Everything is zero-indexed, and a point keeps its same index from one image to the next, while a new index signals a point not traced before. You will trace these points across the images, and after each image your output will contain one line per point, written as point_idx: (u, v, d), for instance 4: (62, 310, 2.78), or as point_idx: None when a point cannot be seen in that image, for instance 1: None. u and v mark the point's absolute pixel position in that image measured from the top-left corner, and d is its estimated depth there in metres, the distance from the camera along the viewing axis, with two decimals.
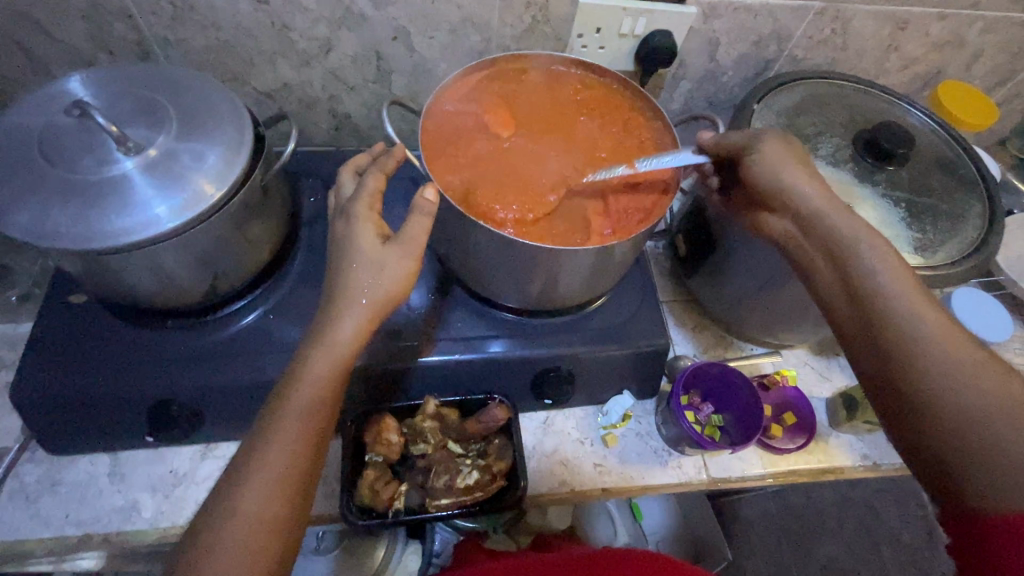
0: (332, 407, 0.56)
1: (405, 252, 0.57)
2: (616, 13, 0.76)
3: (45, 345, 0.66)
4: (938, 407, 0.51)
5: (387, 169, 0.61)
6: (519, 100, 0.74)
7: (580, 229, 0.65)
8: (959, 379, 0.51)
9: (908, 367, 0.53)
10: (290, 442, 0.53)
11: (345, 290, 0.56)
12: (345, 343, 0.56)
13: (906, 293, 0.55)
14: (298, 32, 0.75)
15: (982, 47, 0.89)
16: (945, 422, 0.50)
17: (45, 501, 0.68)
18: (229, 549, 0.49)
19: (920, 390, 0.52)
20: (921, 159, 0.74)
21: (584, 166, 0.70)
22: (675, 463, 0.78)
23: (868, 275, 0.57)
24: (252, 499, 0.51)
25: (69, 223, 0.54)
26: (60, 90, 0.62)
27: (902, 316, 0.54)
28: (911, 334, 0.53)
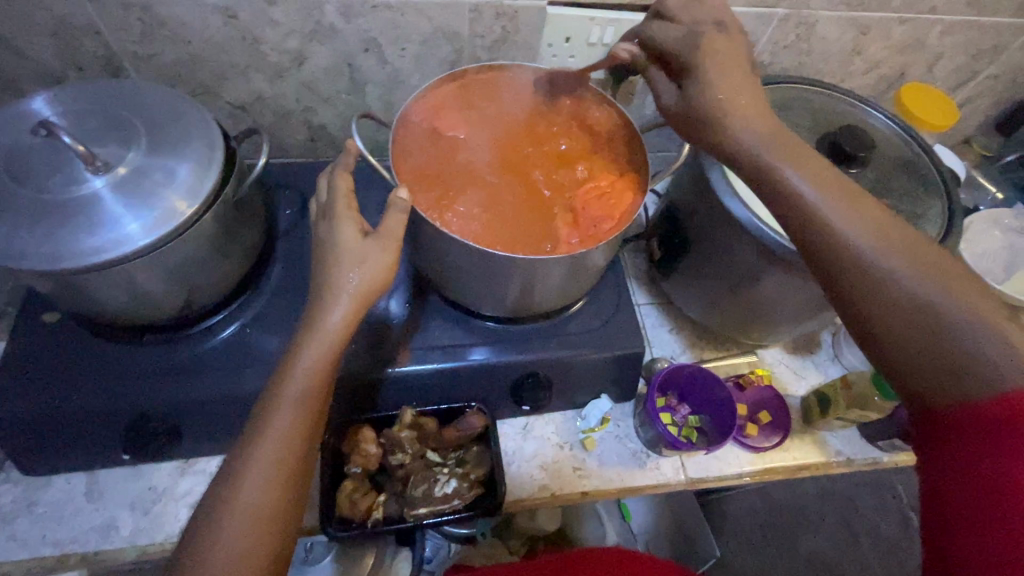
0: (322, 394, 0.57)
1: (385, 245, 0.58)
2: (584, 22, 0.77)
3: (16, 365, 0.66)
4: (886, 311, 0.48)
5: (350, 166, 0.61)
6: (484, 109, 0.74)
7: (548, 237, 0.67)
8: (899, 277, 0.48)
9: (849, 278, 0.50)
10: (285, 430, 0.55)
11: (331, 282, 0.57)
12: (335, 331, 0.56)
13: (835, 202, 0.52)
14: (269, 45, 0.75)
15: (942, 49, 0.91)
16: (895, 324, 0.48)
17: (22, 522, 0.68)
18: (233, 534, 0.51)
19: (865, 297, 0.49)
20: (883, 161, 0.76)
21: (549, 176, 0.71)
22: (653, 464, 0.79)
23: (797, 194, 0.53)
24: (251, 489, 0.52)
25: (38, 245, 0.54)
26: (26, 109, 0.61)
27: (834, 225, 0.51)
28: (845, 243, 0.51)
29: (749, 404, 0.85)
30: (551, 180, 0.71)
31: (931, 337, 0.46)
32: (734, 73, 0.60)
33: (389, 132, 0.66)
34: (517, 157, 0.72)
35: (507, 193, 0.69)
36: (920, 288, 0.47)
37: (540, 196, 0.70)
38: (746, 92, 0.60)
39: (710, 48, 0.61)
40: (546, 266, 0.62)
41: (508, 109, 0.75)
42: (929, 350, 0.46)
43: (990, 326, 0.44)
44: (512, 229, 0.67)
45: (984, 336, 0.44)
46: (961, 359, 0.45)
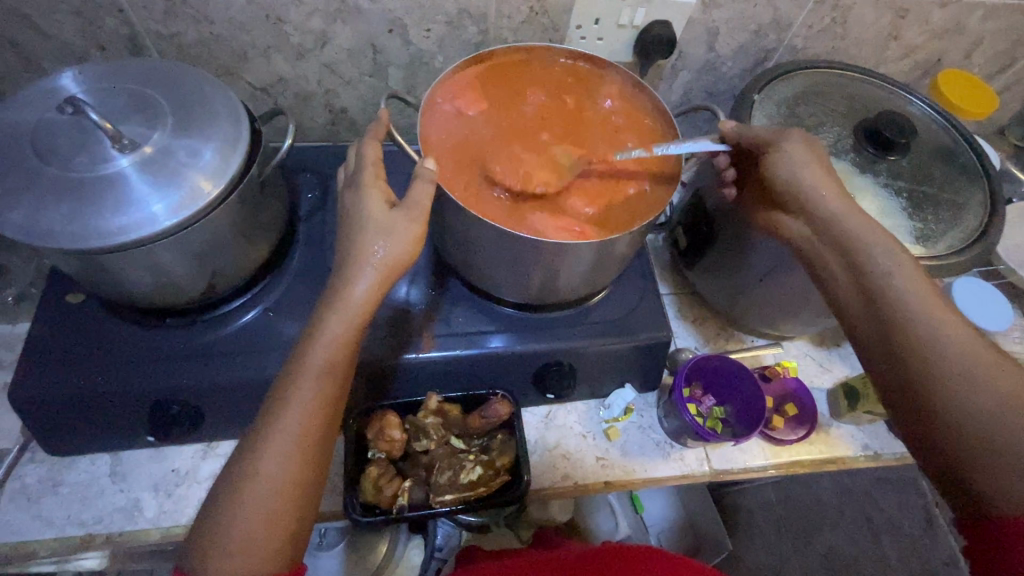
0: (344, 368, 0.57)
1: (411, 218, 0.56)
2: (614, 4, 0.75)
3: (42, 345, 0.66)
4: (957, 415, 0.53)
5: (378, 137, 0.60)
6: (501, 87, 0.73)
7: (552, 216, 0.65)
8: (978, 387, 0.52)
9: (929, 378, 0.54)
10: (306, 404, 0.55)
11: (355, 254, 0.56)
12: (358, 304, 0.56)
13: (932, 309, 0.56)
14: (292, 25, 0.74)
15: (982, 34, 0.88)
16: (963, 426, 0.52)
17: (47, 502, 0.68)
18: (256, 507, 0.52)
19: (940, 401, 0.54)
20: (923, 148, 0.74)
21: (560, 156, 0.69)
22: (677, 455, 0.78)
23: (887, 282, 0.58)
24: (271, 462, 0.53)
25: (63, 222, 0.53)
26: (52, 86, 0.61)
27: (929, 328, 0.55)
28: (934, 347, 0.55)
29: (775, 396, 0.84)
30: (562, 161, 0.69)
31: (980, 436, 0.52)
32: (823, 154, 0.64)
33: (417, 113, 0.65)
34: (531, 137, 0.71)
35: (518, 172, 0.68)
36: (995, 400, 0.52)
37: (550, 176, 0.68)
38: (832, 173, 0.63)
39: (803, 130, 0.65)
40: (573, 253, 0.60)
41: (525, 87, 0.74)
42: (996, 456, 0.51)
43: None
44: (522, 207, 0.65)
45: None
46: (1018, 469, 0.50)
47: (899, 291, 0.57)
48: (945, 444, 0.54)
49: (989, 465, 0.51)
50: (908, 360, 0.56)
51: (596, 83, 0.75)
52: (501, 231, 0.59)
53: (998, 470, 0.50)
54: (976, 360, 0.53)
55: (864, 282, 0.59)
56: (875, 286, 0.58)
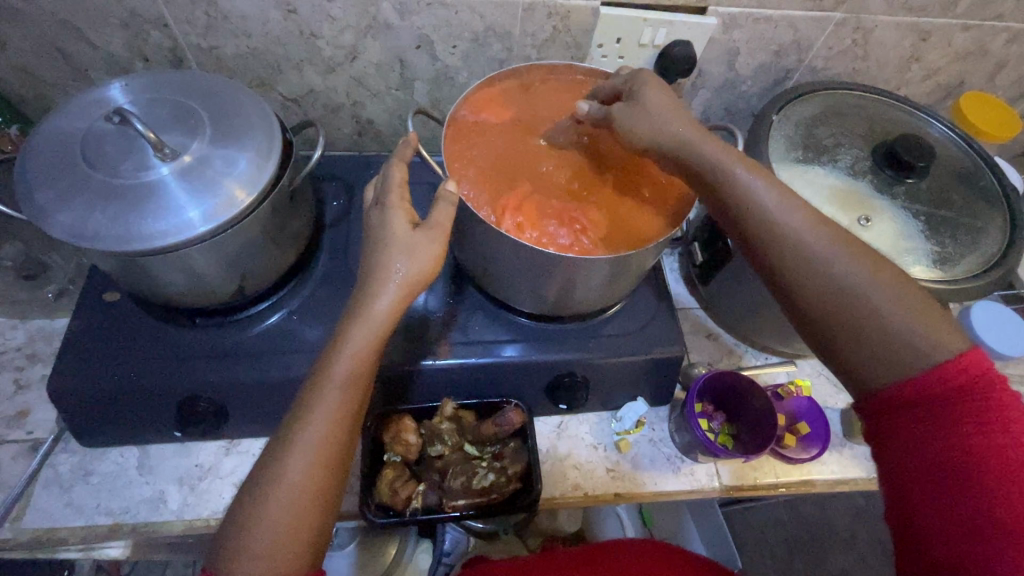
0: (365, 381, 0.59)
1: (434, 238, 0.59)
2: (636, 24, 0.77)
3: (79, 340, 0.69)
4: (826, 305, 0.55)
5: (407, 156, 0.63)
6: (523, 110, 0.75)
7: (541, 230, 0.66)
8: (836, 271, 0.54)
9: (793, 275, 0.56)
10: (327, 416, 0.57)
11: (380, 270, 0.58)
12: (382, 320, 0.58)
13: (777, 206, 0.57)
14: (325, 40, 0.77)
15: (1007, 57, 0.88)
16: (837, 317, 0.54)
17: (78, 490, 0.71)
18: (278, 510, 0.54)
19: (807, 295, 0.56)
20: (943, 171, 0.74)
21: (569, 174, 0.71)
22: (688, 470, 0.79)
23: (744, 194, 0.58)
24: (294, 471, 0.55)
25: (107, 226, 0.56)
26: (102, 97, 0.64)
27: (780, 227, 0.56)
28: (787, 245, 0.56)
29: (788, 414, 0.84)
30: (563, 175, 0.71)
31: (849, 315, 0.54)
32: (661, 95, 0.63)
33: (442, 128, 0.68)
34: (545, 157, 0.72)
35: (525, 189, 0.69)
36: (853, 278, 0.54)
37: (551, 192, 0.69)
38: (674, 106, 0.63)
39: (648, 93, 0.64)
40: (590, 268, 0.61)
41: (546, 111, 0.75)
42: (864, 334, 0.53)
43: (899, 306, 0.53)
44: (520, 218, 0.67)
45: (893, 316, 0.52)
46: (887, 339, 0.52)
47: (758, 200, 0.57)
48: (822, 334, 0.56)
49: (864, 344, 0.53)
50: (778, 268, 0.57)
51: None
52: (521, 246, 0.61)
53: (870, 347, 0.53)
54: (827, 244, 0.55)
55: (725, 201, 0.60)
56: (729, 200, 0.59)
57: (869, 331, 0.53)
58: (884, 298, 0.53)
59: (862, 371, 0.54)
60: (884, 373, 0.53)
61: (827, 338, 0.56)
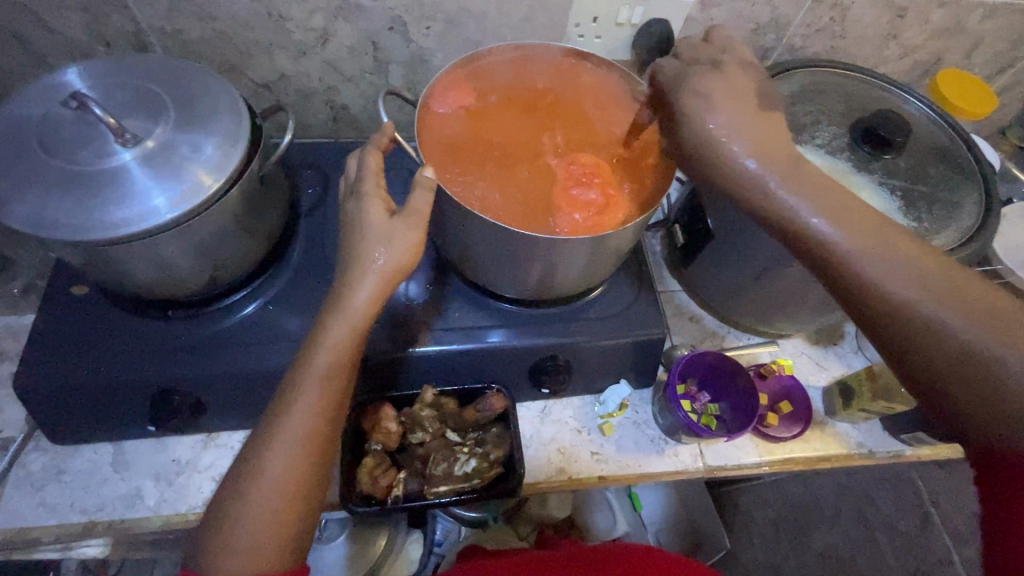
0: (347, 371, 0.58)
1: (411, 224, 0.57)
2: (613, 3, 0.76)
3: (46, 336, 0.67)
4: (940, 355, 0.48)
5: (382, 146, 0.61)
6: (489, 102, 0.73)
7: (580, 210, 0.65)
8: (952, 326, 0.47)
9: (904, 331, 0.49)
10: (308, 407, 0.56)
11: (357, 259, 0.57)
12: (361, 310, 0.57)
13: (877, 247, 0.51)
14: (295, 23, 0.75)
15: (982, 34, 0.88)
16: (960, 375, 0.47)
17: (51, 489, 0.70)
18: (259, 505, 0.54)
19: (918, 346, 0.49)
20: (919, 148, 0.75)
21: (551, 157, 0.70)
22: (672, 451, 0.79)
23: (828, 242, 0.52)
24: (277, 463, 0.55)
25: (69, 215, 0.54)
26: (60, 81, 0.62)
27: (861, 263, 0.51)
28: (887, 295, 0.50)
29: (770, 393, 0.84)
30: (545, 159, 0.70)
31: (980, 374, 0.47)
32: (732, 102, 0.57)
33: (414, 127, 0.65)
34: (524, 147, 0.70)
35: (516, 177, 0.68)
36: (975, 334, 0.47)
37: (537, 179, 0.68)
38: (734, 116, 0.57)
39: (698, 91, 0.58)
40: (569, 250, 0.61)
41: (513, 101, 0.73)
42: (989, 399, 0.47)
43: None
44: (506, 207, 0.65)
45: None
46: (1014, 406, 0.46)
47: (844, 246, 0.51)
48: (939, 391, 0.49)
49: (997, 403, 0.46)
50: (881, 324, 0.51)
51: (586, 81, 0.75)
52: (499, 229, 0.60)
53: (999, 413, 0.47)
54: (946, 296, 0.48)
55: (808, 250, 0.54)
56: (813, 241, 0.53)
57: (998, 393, 0.46)
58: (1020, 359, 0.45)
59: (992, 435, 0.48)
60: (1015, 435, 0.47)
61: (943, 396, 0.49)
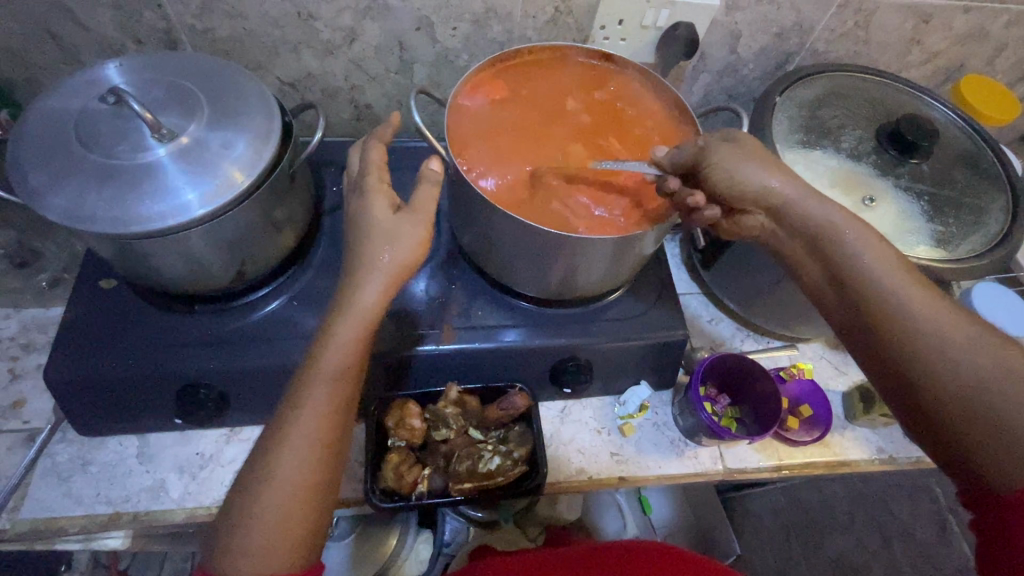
0: (355, 369, 0.58)
1: (416, 221, 0.58)
2: (638, 6, 0.76)
3: (74, 329, 0.68)
4: (938, 383, 0.52)
5: (385, 138, 0.63)
6: (537, 88, 0.74)
7: (602, 205, 0.66)
8: (960, 357, 0.51)
9: (914, 358, 0.53)
10: (319, 406, 0.56)
11: (363, 259, 0.57)
12: (367, 309, 0.57)
13: (891, 271, 0.55)
14: (323, 22, 0.75)
15: (1006, 40, 0.88)
16: (955, 404, 0.51)
17: (77, 480, 0.70)
18: (271, 507, 0.54)
19: (916, 366, 0.53)
20: (944, 153, 0.74)
21: (575, 156, 0.70)
22: (691, 453, 0.79)
23: (854, 264, 0.56)
24: (289, 464, 0.55)
25: (104, 209, 0.55)
26: (95, 77, 0.63)
27: (881, 288, 0.55)
28: (904, 316, 0.54)
29: (789, 397, 0.84)
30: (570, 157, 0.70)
31: (975, 404, 0.50)
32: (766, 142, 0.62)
33: (444, 109, 0.67)
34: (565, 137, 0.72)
35: (541, 173, 0.68)
36: (978, 371, 0.51)
37: (563, 175, 0.68)
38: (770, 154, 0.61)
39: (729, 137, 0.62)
40: (593, 249, 0.61)
41: (563, 92, 0.75)
42: (986, 425, 0.50)
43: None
44: (532, 203, 0.66)
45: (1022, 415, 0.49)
46: (1012, 435, 0.49)
47: (866, 269, 0.56)
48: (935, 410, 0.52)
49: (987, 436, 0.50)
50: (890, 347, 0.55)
51: (611, 81, 0.76)
52: (524, 228, 0.60)
53: (994, 439, 0.50)
54: (953, 327, 0.53)
55: (834, 268, 0.58)
56: (840, 257, 0.57)
57: (994, 426, 0.50)
58: (1012, 392, 0.49)
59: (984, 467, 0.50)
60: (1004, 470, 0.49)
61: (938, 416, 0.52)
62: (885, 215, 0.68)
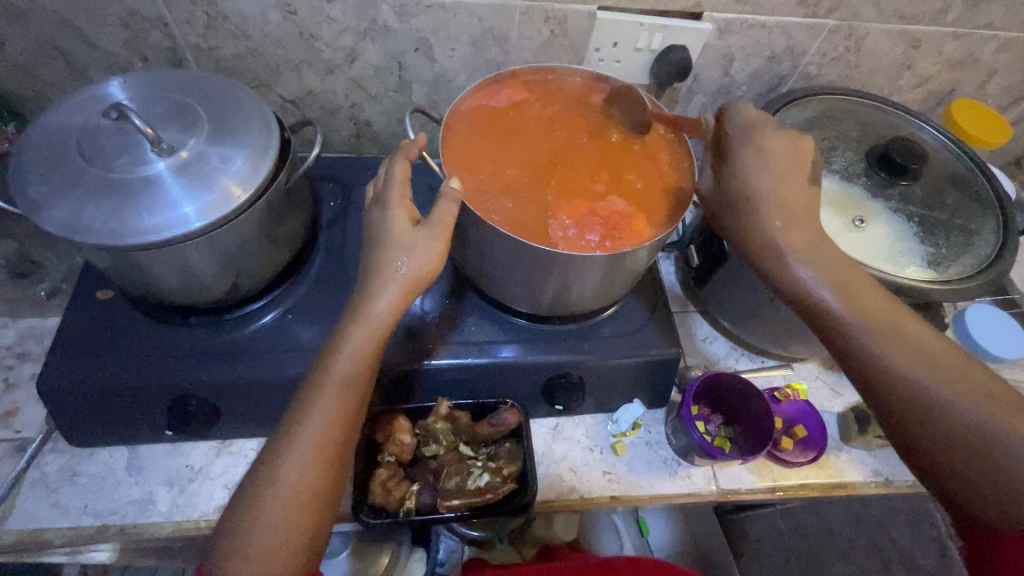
0: (367, 380, 0.59)
1: (435, 235, 0.58)
2: (632, 29, 0.78)
3: (70, 339, 0.68)
4: (935, 432, 0.54)
5: (410, 156, 0.62)
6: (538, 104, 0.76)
7: (579, 227, 0.66)
8: (953, 406, 0.54)
9: (911, 409, 0.55)
10: (327, 413, 0.56)
11: (379, 270, 0.58)
12: (381, 318, 0.57)
13: (881, 326, 0.57)
14: (324, 42, 0.77)
15: (996, 66, 0.89)
16: (951, 451, 0.53)
17: (65, 491, 0.70)
18: (273, 514, 0.54)
19: (913, 417, 0.55)
20: (934, 175, 0.75)
21: (566, 173, 0.71)
22: (684, 473, 0.78)
23: (845, 318, 0.59)
24: (293, 470, 0.55)
25: (102, 220, 0.56)
26: (100, 92, 0.64)
27: (871, 343, 0.57)
28: (896, 368, 0.56)
29: (784, 417, 0.83)
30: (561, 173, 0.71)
31: (975, 451, 0.52)
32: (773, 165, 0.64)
33: (442, 125, 0.69)
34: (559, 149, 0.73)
35: (529, 189, 0.69)
36: (972, 419, 0.53)
37: (550, 192, 0.69)
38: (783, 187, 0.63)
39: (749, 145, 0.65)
40: (590, 264, 0.61)
41: (563, 109, 0.76)
42: (989, 474, 0.51)
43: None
44: (517, 217, 0.67)
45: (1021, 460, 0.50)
46: (1011, 480, 0.50)
47: (854, 324, 0.58)
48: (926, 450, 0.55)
49: (984, 481, 0.52)
50: (886, 396, 0.57)
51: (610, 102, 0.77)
52: (518, 244, 0.60)
53: (986, 486, 0.51)
54: (944, 377, 0.55)
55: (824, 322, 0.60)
56: (828, 311, 0.59)
57: (994, 471, 0.51)
58: (1010, 437, 0.51)
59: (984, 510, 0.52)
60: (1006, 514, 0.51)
61: (933, 460, 0.55)
62: (880, 232, 0.69)
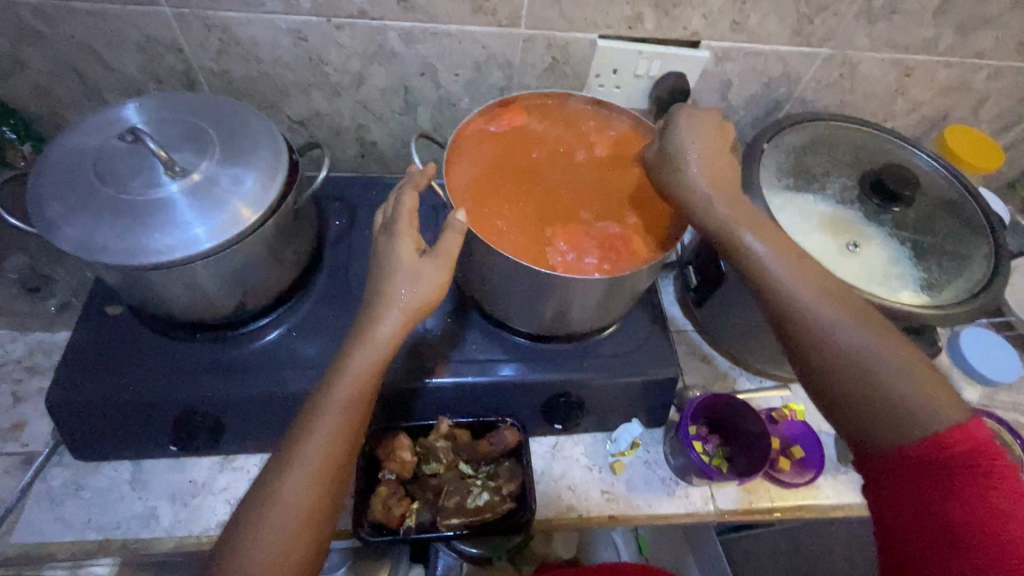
0: (369, 401, 0.60)
1: (439, 262, 0.60)
2: (632, 56, 0.81)
3: (79, 353, 0.70)
4: (829, 363, 0.56)
5: (419, 184, 0.64)
6: (536, 128, 0.78)
7: (576, 251, 0.68)
8: (844, 339, 0.56)
9: (807, 342, 0.57)
10: (329, 433, 0.57)
11: (384, 295, 0.59)
12: (385, 342, 0.59)
13: (792, 266, 0.59)
14: (332, 66, 0.80)
15: (988, 92, 0.91)
16: (842, 380, 0.56)
17: (69, 505, 0.71)
18: (274, 533, 0.54)
19: (812, 351, 0.57)
20: (927, 201, 0.77)
21: (563, 197, 0.73)
22: (682, 493, 0.78)
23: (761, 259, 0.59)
24: (294, 489, 0.56)
25: (115, 240, 0.57)
26: (116, 115, 0.67)
27: (778, 279, 0.59)
28: (795, 304, 0.58)
29: (781, 437, 0.84)
30: (558, 197, 0.73)
31: (862, 379, 0.55)
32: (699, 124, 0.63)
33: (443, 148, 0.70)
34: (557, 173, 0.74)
35: (528, 213, 0.71)
36: (863, 349, 0.55)
37: (547, 215, 0.71)
38: (709, 140, 0.63)
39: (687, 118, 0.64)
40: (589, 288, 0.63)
41: (561, 133, 0.78)
42: (875, 401, 0.54)
43: (902, 371, 0.54)
44: (515, 239, 0.68)
45: (902, 386, 0.53)
46: (895, 408, 0.53)
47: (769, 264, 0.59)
48: (840, 406, 0.56)
49: (871, 408, 0.54)
50: (789, 331, 0.59)
51: (608, 126, 0.79)
52: (518, 267, 0.62)
53: (874, 412, 0.54)
54: (841, 314, 0.57)
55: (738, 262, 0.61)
56: (740, 250, 0.60)
57: (879, 398, 0.54)
58: (891, 366, 0.54)
59: (871, 435, 0.55)
60: (886, 436, 0.54)
61: (831, 389, 0.57)
62: (873, 256, 0.71)
